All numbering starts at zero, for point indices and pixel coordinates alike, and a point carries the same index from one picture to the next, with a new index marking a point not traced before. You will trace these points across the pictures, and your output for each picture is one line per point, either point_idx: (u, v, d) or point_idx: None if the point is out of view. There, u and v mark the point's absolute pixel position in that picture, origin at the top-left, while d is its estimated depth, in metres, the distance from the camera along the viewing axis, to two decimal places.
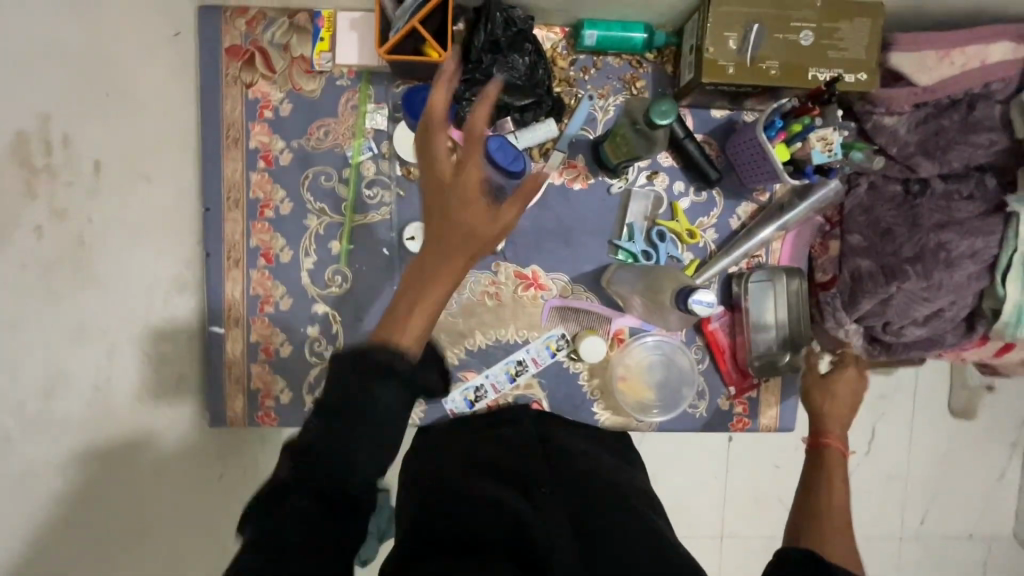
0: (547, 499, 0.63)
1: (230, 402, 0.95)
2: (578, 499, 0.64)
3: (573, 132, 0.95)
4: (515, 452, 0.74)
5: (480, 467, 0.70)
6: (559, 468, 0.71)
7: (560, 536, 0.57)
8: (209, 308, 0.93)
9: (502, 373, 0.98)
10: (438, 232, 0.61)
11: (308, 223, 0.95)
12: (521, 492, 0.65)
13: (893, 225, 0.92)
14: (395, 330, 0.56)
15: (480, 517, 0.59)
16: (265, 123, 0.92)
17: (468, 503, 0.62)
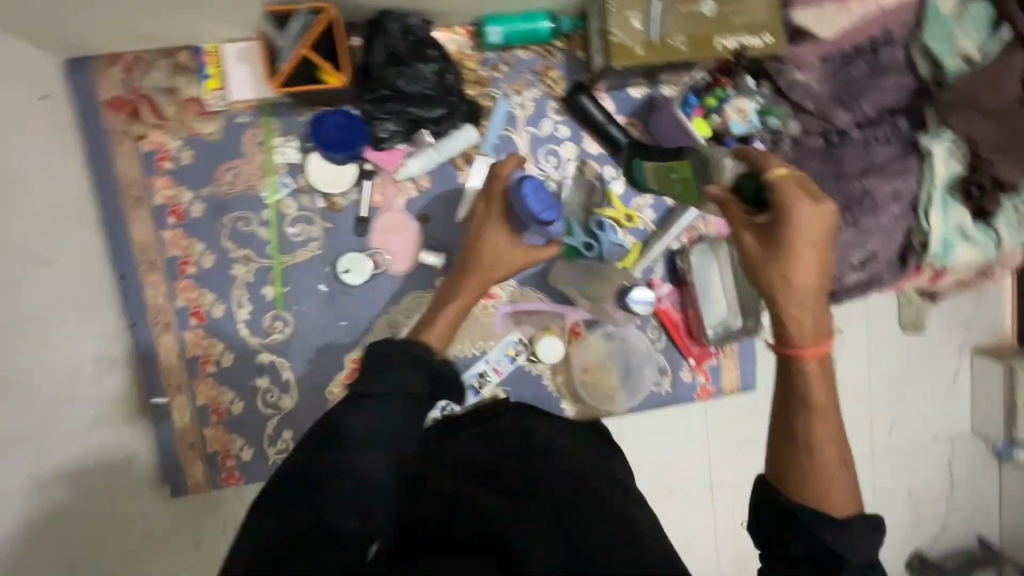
0: (534, 507, 0.55)
1: (190, 470, 0.92)
2: (560, 487, 0.57)
3: (494, 135, 0.92)
4: (499, 437, 0.66)
5: (464, 464, 0.61)
6: (531, 453, 0.62)
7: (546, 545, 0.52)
8: (146, 378, 0.89)
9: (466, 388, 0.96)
10: (474, 273, 0.83)
11: (235, 272, 0.90)
12: (507, 496, 0.57)
13: (818, 177, 0.92)
14: (425, 327, 0.76)
15: (462, 526, 0.54)
16: (166, 175, 0.87)
17: (453, 514, 0.55)
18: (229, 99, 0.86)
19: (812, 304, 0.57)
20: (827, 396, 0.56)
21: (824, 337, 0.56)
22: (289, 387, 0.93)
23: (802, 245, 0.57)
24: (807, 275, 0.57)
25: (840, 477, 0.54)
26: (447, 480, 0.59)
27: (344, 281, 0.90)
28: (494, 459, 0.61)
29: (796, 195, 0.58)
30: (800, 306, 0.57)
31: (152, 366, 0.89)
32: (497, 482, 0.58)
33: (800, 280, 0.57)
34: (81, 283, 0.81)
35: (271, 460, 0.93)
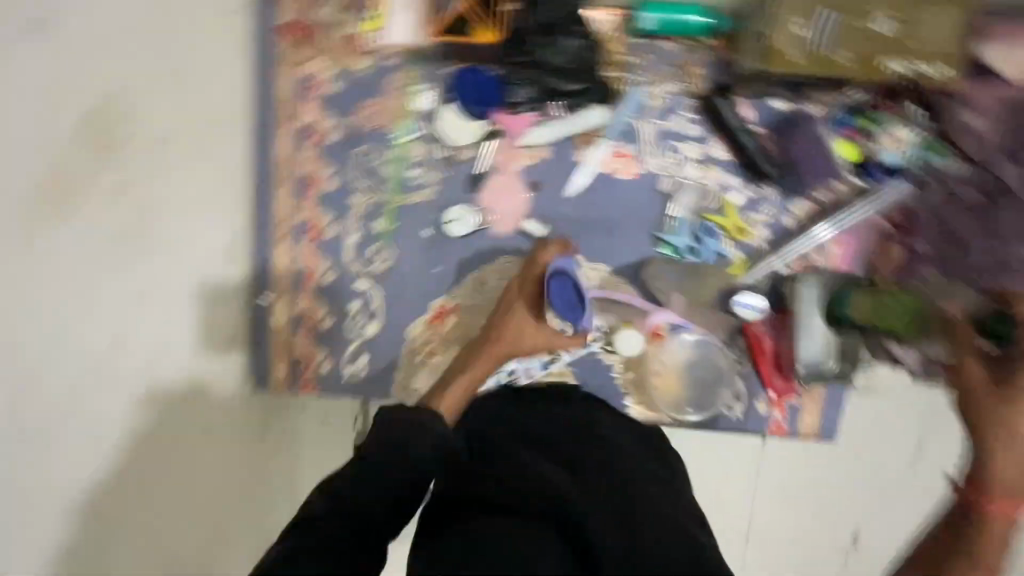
0: (590, 472, 0.72)
1: (275, 368, 1.00)
2: (618, 479, 0.71)
3: (622, 120, 0.92)
4: (558, 420, 0.81)
5: (529, 438, 0.77)
6: (596, 445, 0.77)
7: (598, 509, 0.67)
8: (258, 278, 0.97)
9: (535, 359, 0.97)
10: (490, 342, 0.90)
11: (354, 201, 0.96)
12: (569, 468, 0.72)
13: (967, 233, 0.84)
14: (439, 398, 0.83)
15: (532, 483, 0.68)
16: (315, 100, 0.94)
17: (520, 471, 0.70)
18: (385, 41, 0.91)
19: None
20: None
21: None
22: (377, 316, 0.99)
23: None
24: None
25: None
26: (521, 449, 0.74)
27: (448, 231, 0.95)
28: (564, 444, 0.76)
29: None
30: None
31: (264, 269, 0.97)
32: (564, 460, 0.73)
33: None
34: None
35: (346, 378, 1.00)
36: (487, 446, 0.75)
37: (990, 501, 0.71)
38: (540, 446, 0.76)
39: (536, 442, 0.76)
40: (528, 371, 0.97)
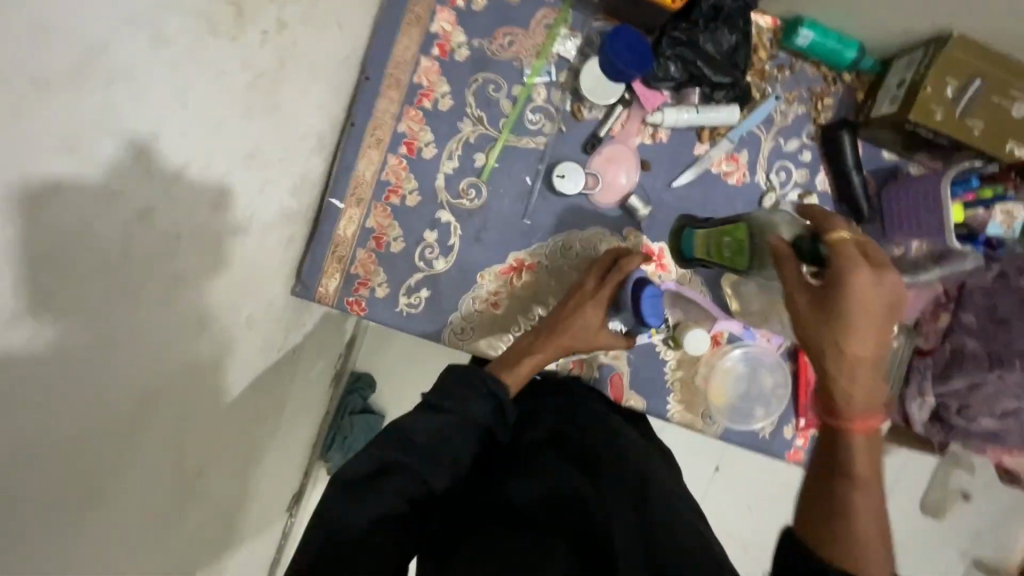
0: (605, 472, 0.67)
1: (325, 281, 0.92)
2: (637, 482, 0.65)
3: (747, 127, 0.93)
4: (579, 423, 0.78)
5: (552, 442, 0.75)
6: (624, 448, 0.72)
7: (614, 502, 0.62)
8: (337, 178, 0.90)
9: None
10: (556, 327, 0.85)
11: (461, 127, 0.91)
12: (585, 469, 0.68)
13: (1010, 316, 0.96)
14: (503, 369, 0.80)
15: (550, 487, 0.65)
16: (453, 11, 0.89)
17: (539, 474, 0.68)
18: None
19: (863, 364, 0.63)
20: (867, 472, 0.60)
21: (873, 414, 0.62)
22: (450, 253, 0.94)
23: (863, 315, 0.62)
24: (863, 344, 0.63)
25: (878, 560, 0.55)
26: (544, 453, 0.72)
27: (555, 184, 0.90)
28: (584, 443, 0.73)
29: (857, 262, 0.63)
30: (844, 369, 0.63)
31: (347, 170, 0.90)
32: (581, 462, 0.69)
33: (853, 355, 0.63)
34: (343, 60, 0.81)
35: (397, 309, 0.94)
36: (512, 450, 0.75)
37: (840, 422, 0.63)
38: (559, 447, 0.73)
39: (557, 443, 0.74)
40: None
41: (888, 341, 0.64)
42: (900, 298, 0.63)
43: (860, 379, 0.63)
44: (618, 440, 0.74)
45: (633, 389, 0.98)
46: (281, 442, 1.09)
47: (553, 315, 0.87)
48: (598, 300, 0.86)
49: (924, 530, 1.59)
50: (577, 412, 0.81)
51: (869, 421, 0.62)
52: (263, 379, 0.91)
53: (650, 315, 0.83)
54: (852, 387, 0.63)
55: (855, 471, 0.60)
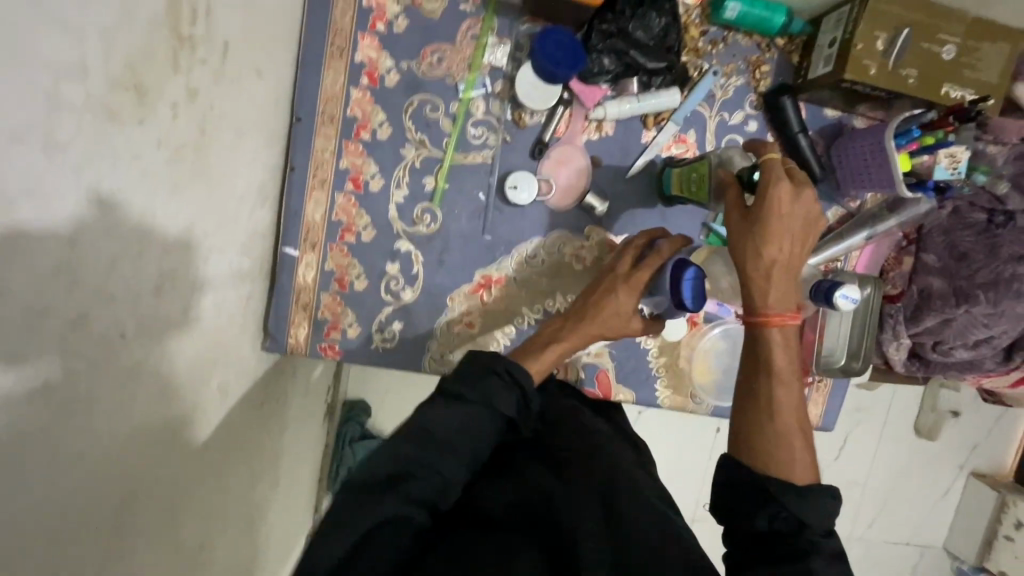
0: (577, 476, 0.67)
1: (294, 329, 0.90)
2: (609, 484, 0.66)
3: (689, 108, 0.93)
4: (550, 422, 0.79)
5: (527, 442, 0.75)
6: (596, 446, 0.73)
7: (587, 510, 0.62)
8: (286, 226, 0.88)
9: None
10: (590, 312, 0.84)
11: (405, 153, 0.89)
12: (557, 473, 0.69)
13: (970, 249, 0.97)
14: (533, 358, 0.80)
15: (524, 491, 0.66)
16: (375, 36, 0.86)
17: (512, 482, 0.68)
18: None
19: (783, 263, 0.69)
20: (784, 367, 0.68)
21: (789, 311, 0.69)
22: (416, 281, 0.92)
23: (778, 222, 0.69)
24: (779, 251, 0.69)
25: (796, 445, 0.65)
26: (520, 456, 0.73)
27: (510, 197, 0.89)
28: (560, 444, 0.74)
29: (779, 177, 0.69)
30: (766, 274, 0.70)
31: (295, 216, 0.88)
32: (555, 465, 0.70)
33: (770, 253, 0.69)
34: (268, 108, 0.78)
35: (372, 346, 0.92)
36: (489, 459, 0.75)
37: (762, 322, 0.69)
38: (534, 449, 0.74)
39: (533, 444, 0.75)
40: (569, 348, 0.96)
41: (804, 249, 0.71)
42: (814, 214, 0.70)
43: (778, 284, 0.69)
44: (588, 437, 0.75)
45: (621, 381, 0.99)
46: (282, 491, 1.08)
47: (584, 299, 0.86)
48: (635, 287, 0.83)
49: (926, 455, 1.64)
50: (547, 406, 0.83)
51: (787, 319, 0.69)
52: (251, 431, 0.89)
53: (687, 296, 0.76)
54: (770, 288, 0.69)
55: (772, 364, 0.68)
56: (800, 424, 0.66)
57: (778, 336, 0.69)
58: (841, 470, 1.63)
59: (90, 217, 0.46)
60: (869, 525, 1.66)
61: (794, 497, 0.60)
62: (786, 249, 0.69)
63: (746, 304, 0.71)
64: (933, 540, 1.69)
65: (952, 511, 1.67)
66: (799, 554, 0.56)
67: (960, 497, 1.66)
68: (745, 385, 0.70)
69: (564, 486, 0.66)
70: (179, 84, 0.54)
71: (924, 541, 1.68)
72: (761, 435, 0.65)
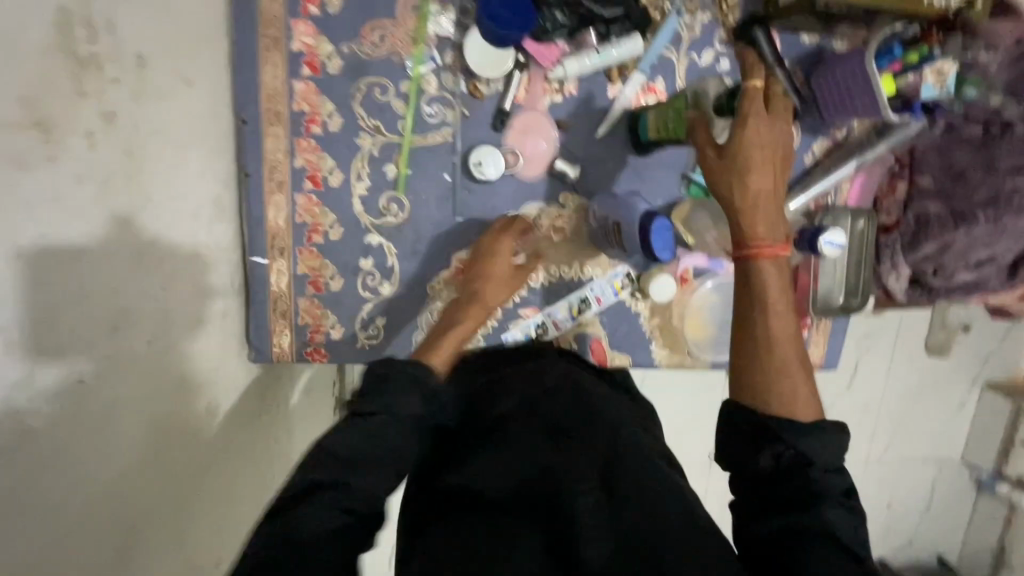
0: (573, 443, 0.66)
1: (277, 338, 0.88)
2: (606, 447, 0.65)
3: (655, 54, 0.87)
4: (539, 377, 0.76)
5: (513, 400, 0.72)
6: (590, 410, 0.70)
7: (586, 480, 0.61)
8: (250, 235, 0.84)
9: (564, 311, 0.93)
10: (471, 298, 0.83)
11: (360, 142, 0.84)
12: (550, 436, 0.67)
13: (967, 167, 0.92)
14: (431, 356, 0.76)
15: (518, 460, 0.64)
16: (309, 21, 0.80)
17: (503, 448, 0.66)
18: None
19: (767, 193, 0.67)
20: (780, 298, 0.65)
21: (779, 242, 0.66)
22: (392, 274, 0.90)
23: (760, 155, 0.68)
24: (760, 180, 0.67)
25: (798, 378, 0.62)
26: (511, 418, 0.70)
27: (475, 174, 0.85)
28: (550, 406, 0.71)
29: (757, 110, 0.69)
30: (751, 206, 0.67)
31: (258, 224, 0.84)
32: (548, 429, 0.67)
33: (754, 183, 0.67)
34: (206, 116, 0.74)
35: (358, 344, 0.91)
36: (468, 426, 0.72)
37: (752, 255, 0.66)
38: (524, 408, 0.70)
39: (524, 405, 0.71)
40: (554, 324, 0.94)
41: (784, 181, 0.69)
42: (791, 144, 0.69)
43: (762, 216, 0.67)
44: (581, 396, 0.73)
45: (615, 347, 0.98)
46: None
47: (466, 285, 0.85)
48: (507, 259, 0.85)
49: (938, 373, 1.63)
50: (538, 363, 0.79)
51: (779, 250, 0.66)
52: (253, 438, 0.89)
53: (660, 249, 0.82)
54: (758, 218, 0.66)
55: (766, 295, 0.64)
56: (801, 358, 0.63)
57: (771, 268, 0.65)
58: (853, 398, 1.63)
59: (8, 276, 0.45)
60: (885, 447, 1.68)
61: (796, 437, 0.59)
62: (767, 181, 0.67)
63: (734, 238, 0.68)
64: (950, 454, 1.70)
65: (967, 424, 1.67)
66: (805, 504, 0.56)
67: (974, 410, 1.66)
68: (737, 326, 0.65)
69: (559, 455, 0.64)
70: (89, 111, 0.51)
71: (941, 456, 1.70)
72: (762, 373, 0.62)
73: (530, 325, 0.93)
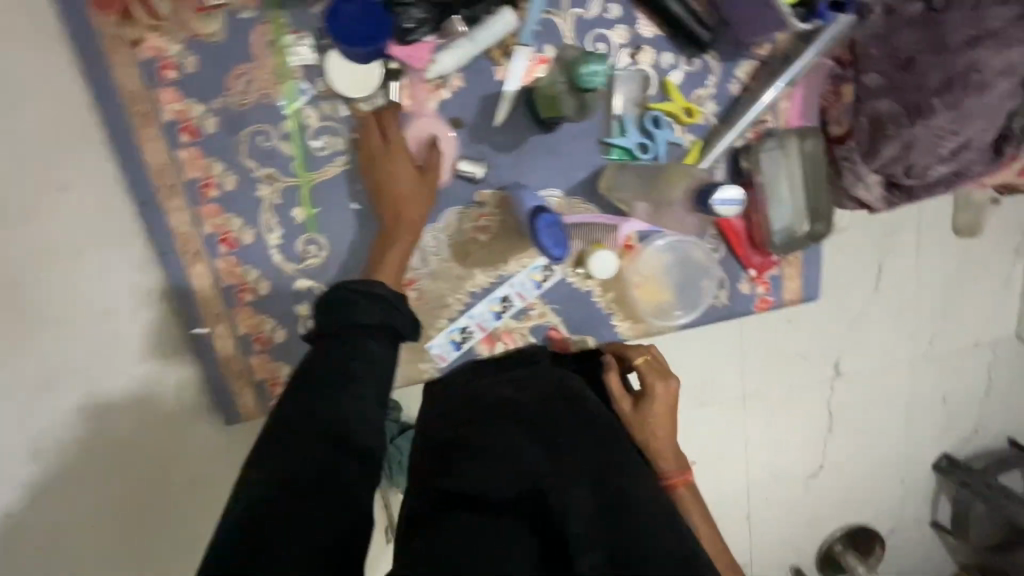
0: (565, 447, 0.66)
1: (241, 398, 0.90)
2: (602, 458, 0.66)
3: (534, 20, 0.79)
4: (535, 392, 0.75)
5: (504, 409, 0.71)
6: (584, 419, 0.71)
7: (580, 488, 0.61)
8: (183, 310, 0.85)
9: (487, 311, 0.91)
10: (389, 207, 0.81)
11: (260, 194, 0.83)
12: (543, 441, 0.66)
13: (916, 52, 0.81)
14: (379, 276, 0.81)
15: (498, 467, 0.63)
16: (171, 86, 0.77)
17: (487, 454, 0.64)
18: None
19: (665, 431, 0.83)
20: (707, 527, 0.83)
21: (685, 469, 0.84)
22: None
23: (658, 407, 0.83)
24: (658, 429, 0.83)
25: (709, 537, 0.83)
26: (504, 427, 0.68)
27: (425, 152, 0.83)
28: (551, 415, 0.70)
29: (654, 380, 0.84)
30: (655, 448, 0.83)
31: (188, 297, 0.85)
32: (545, 439, 0.67)
33: (655, 425, 0.83)
34: None
35: None
36: (455, 428, 0.72)
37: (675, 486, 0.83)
38: (513, 419, 0.70)
39: (522, 416, 0.70)
40: (439, 354, 0.92)
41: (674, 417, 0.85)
42: (672, 396, 0.84)
43: (643, 426, 0.83)
44: (575, 403, 0.74)
45: (575, 331, 0.94)
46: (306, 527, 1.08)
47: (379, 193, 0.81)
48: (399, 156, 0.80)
49: (971, 253, 1.52)
50: (521, 377, 0.79)
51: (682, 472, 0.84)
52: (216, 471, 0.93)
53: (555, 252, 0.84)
54: (664, 459, 0.83)
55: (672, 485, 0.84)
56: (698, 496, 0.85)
57: (687, 497, 0.84)
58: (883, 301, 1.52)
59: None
60: (930, 343, 1.58)
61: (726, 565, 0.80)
62: (660, 418, 0.83)
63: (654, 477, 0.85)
64: (1002, 331, 1.61)
65: (1012, 296, 1.59)
66: None
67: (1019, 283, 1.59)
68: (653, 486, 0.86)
69: (556, 468, 0.63)
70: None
71: (992, 337, 1.61)
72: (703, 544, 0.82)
73: (455, 330, 0.91)
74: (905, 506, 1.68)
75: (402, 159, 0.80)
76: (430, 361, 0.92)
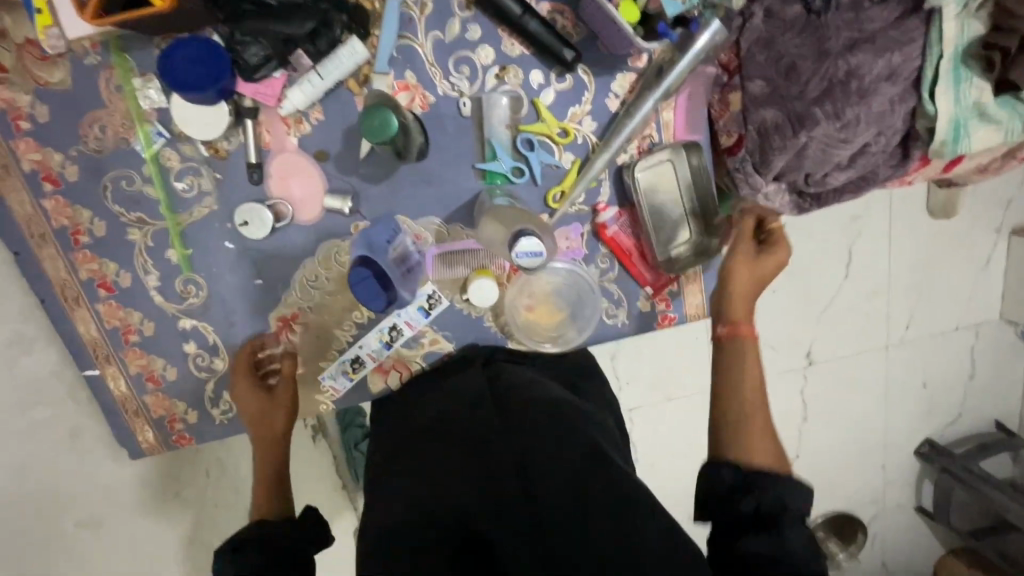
0: (487, 448, 0.68)
1: (140, 435, 0.90)
2: (519, 447, 0.66)
3: (388, 48, 0.77)
4: (463, 398, 0.78)
5: (438, 425, 0.75)
6: (505, 411, 0.73)
7: (503, 490, 0.63)
8: (73, 354, 0.87)
9: (376, 341, 0.88)
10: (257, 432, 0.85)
11: (132, 237, 0.82)
12: (467, 445, 0.69)
13: (797, 57, 0.77)
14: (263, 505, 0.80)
15: (432, 491, 0.66)
16: (26, 137, 0.77)
17: (421, 477, 0.69)
18: (67, 37, 0.73)
19: (760, 280, 0.82)
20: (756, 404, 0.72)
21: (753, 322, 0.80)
22: (219, 351, 0.88)
23: (772, 259, 0.83)
24: (763, 267, 0.82)
25: (757, 429, 0.70)
26: (446, 475, 0.67)
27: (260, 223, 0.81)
28: (473, 419, 0.73)
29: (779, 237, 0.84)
30: (734, 297, 0.81)
31: (74, 342, 0.86)
32: (484, 484, 0.64)
33: (755, 269, 0.82)
34: None
35: (217, 423, 0.91)
36: (401, 447, 0.76)
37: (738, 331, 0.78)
38: (459, 462, 0.67)
39: (453, 433, 0.72)
40: (331, 385, 0.90)
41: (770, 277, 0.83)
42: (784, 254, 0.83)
43: (747, 271, 0.82)
44: (499, 399, 0.76)
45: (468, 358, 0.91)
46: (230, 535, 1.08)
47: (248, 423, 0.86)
48: (247, 389, 0.86)
49: (942, 236, 1.42)
50: (458, 382, 0.82)
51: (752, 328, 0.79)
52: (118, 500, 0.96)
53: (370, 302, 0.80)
54: (742, 301, 0.81)
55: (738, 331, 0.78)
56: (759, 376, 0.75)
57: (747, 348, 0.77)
58: (850, 290, 1.43)
59: None
60: (906, 329, 1.47)
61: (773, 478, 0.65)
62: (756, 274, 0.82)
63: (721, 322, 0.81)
64: (983, 315, 1.50)
65: (994, 278, 1.47)
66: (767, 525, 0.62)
67: (1001, 262, 1.47)
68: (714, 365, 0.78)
69: (494, 512, 0.61)
70: None
71: (974, 320, 1.49)
72: (726, 429, 0.71)
73: (345, 361, 0.89)
74: (887, 493, 1.57)
75: (251, 388, 0.86)
76: (323, 393, 0.90)
